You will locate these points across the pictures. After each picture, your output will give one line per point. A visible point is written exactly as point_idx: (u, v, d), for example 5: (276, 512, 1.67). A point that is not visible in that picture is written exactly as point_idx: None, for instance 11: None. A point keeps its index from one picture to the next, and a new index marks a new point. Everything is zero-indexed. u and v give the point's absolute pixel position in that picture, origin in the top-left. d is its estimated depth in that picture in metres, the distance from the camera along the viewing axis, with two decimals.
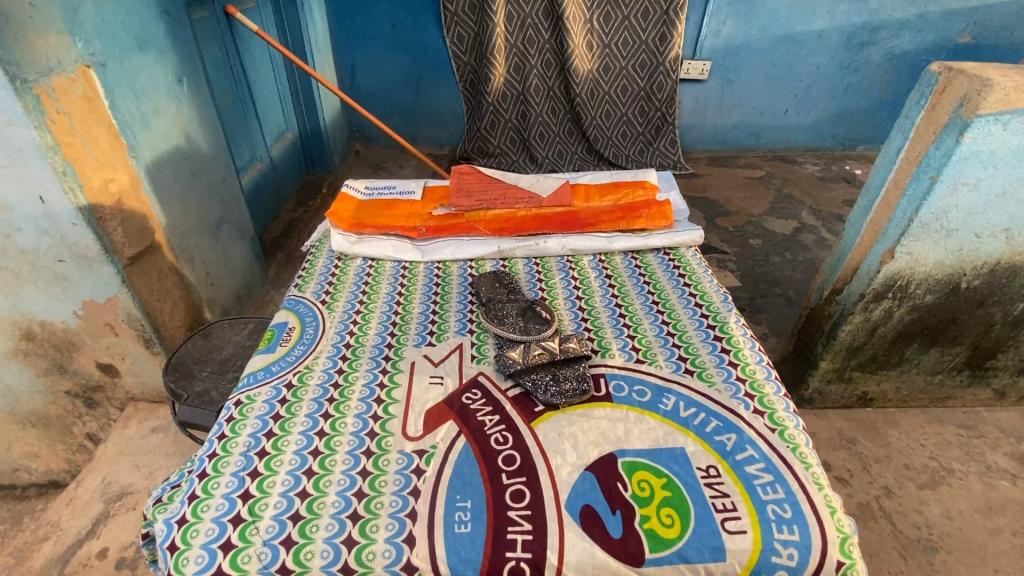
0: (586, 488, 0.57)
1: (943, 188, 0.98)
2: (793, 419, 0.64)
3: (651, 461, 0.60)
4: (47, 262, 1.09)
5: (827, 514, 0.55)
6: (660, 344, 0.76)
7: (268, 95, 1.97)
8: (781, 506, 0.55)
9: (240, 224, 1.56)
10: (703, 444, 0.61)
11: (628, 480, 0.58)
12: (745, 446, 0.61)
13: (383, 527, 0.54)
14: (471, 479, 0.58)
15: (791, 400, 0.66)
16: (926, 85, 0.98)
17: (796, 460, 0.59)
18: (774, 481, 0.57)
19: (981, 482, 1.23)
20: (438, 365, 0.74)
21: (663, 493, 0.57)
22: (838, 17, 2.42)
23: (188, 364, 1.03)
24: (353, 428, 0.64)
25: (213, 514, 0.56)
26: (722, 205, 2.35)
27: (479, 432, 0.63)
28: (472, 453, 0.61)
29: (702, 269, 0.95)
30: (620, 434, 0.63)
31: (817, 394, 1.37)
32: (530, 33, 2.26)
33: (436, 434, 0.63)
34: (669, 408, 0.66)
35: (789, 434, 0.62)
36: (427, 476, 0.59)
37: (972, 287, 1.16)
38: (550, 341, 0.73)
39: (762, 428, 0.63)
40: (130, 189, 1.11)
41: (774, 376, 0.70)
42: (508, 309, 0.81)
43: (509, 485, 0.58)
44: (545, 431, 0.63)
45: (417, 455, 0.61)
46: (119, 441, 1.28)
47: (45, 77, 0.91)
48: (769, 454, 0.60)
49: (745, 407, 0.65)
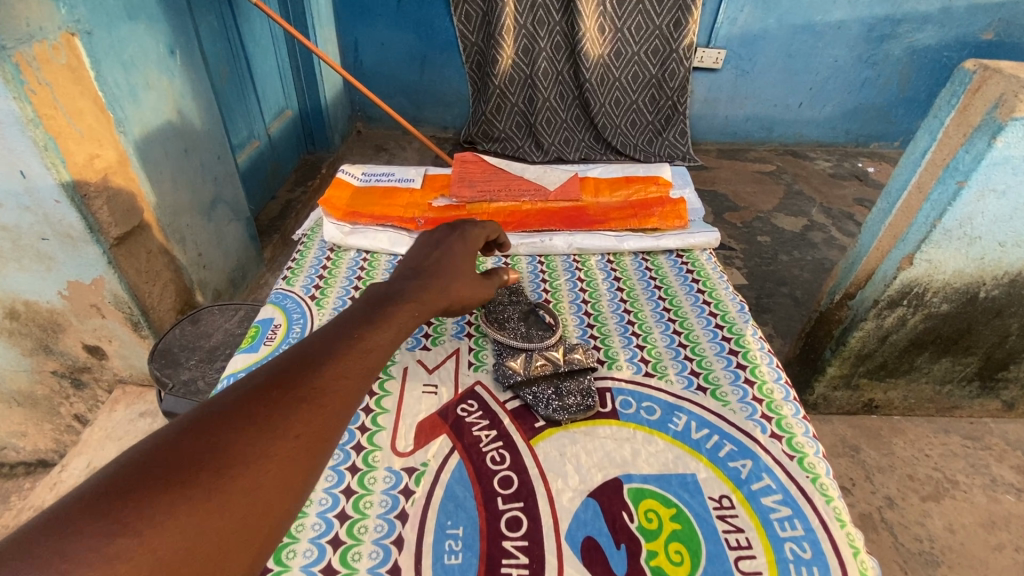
0: (589, 517, 0.54)
1: (969, 194, 0.93)
2: (813, 446, 0.60)
3: (659, 489, 0.56)
4: (29, 240, 1.04)
5: (850, 556, 0.51)
6: (671, 356, 0.72)
7: (266, 69, 1.90)
8: (799, 544, 0.52)
9: (235, 205, 1.51)
10: (716, 471, 0.57)
11: (634, 510, 0.54)
12: (760, 475, 0.57)
13: (366, 555, 0.51)
14: (465, 503, 0.55)
15: (811, 424, 0.62)
16: (958, 84, 0.93)
17: (816, 493, 0.55)
18: (792, 515, 0.54)
19: (985, 495, 1.20)
20: (432, 372, 0.70)
21: (672, 526, 0.53)
22: (859, 7, 2.34)
23: (175, 351, 0.99)
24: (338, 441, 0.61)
25: None
26: (731, 199, 2.30)
27: (474, 449, 0.60)
28: (466, 474, 0.57)
29: (717, 273, 0.90)
30: (627, 457, 0.59)
31: (821, 400, 1.33)
32: (540, 14, 2.18)
33: (427, 450, 0.60)
34: (680, 428, 0.62)
35: (810, 463, 0.58)
36: (416, 498, 0.55)
37: (990, 297, 1.11)
38: (554, 351, 0.69)
39: (780, 454, 0.59)
40: (118, 166, 1.06)
41: (793, 396, 0.66)
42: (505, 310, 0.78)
43: (504, 512, 0.54)
44: (545, 450, 0.60)
45: (406, 473, 0.58)
46: (105, 425, 1.25)
47: (25, 45, 0.86)
48: (788, 484, 0.56)
49: (762, 430, 0.61)
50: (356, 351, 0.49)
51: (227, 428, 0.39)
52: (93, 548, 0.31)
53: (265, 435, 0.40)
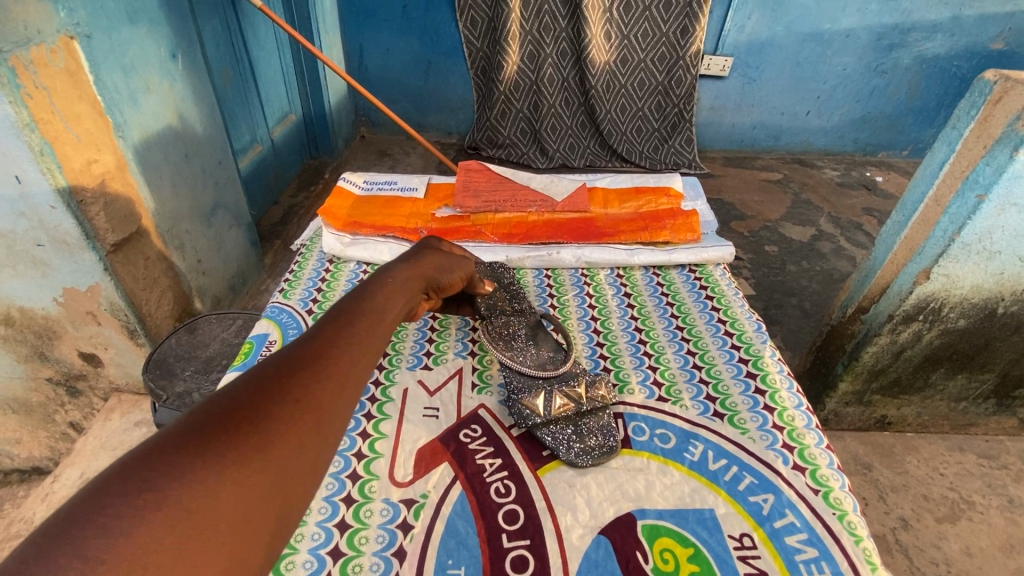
0: (600, 557, 0.51)
1: (989, 208, 0.91)
2: (839, 479, 0.57)
3: (676, 526, 0.53)
4: (25, 246, 1.02)
5: None
6: (686, 378, 0.69)
7: (270, 74, 1.88)
8: None
9: (236, 211, 1.49)
10: (736, 507, 0.54)
11: (648, 550, 0.51)
12: (784, 511, 0.54)
13: None
14: (468, 540, 0.52)
15: (835, 454, 0.59)
16: (978, 95, 0.90)
17: (844, 533, 0.52)
18: (819, 557, 0.50)
19: (1002, 517, 1.16)
20: (433, 395, 0.67)
21: (689, 568, 0.50)
22: (868, 16, 2.32)
23: (170, 361, 0.97)
24: (332, 469, 0.58)
25: None
26: (738, 208, 2.27)
27: (478, 479, 0.57)
28: (470, 508, 0.55)
29: (731, 290, 0.87)
30: (640, 490, 0.56)
31: (833, 415, 1.30)
32: (546, 20, 2.17)
33: (428, 480, 0.57)
34: (697, 458, 0.59)
35: (835, 498, 0.55)
36: (415, 533, 0.52)
37: (1009, 313, 1.08)
38: (574, 385, 0.65)
39: (804, 489, 0.56)
40: (116, 171, 1.04)
41: (815, 424, 0.63)
42: (500, 319, 0.74)
43: (509, 549, 0.51)
44: (552, 482, 0.57)
45: (404, 505, 0.55)
46: (100, 434, 1.23)
47: (22, 47, 0.84)
48: (814, 522, 0.53)
49: (783, 462, 0.58)
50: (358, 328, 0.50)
51: (243, 399, 0.39)
52: (125, 502, 0.30)
53: (279, 403, 0.40)
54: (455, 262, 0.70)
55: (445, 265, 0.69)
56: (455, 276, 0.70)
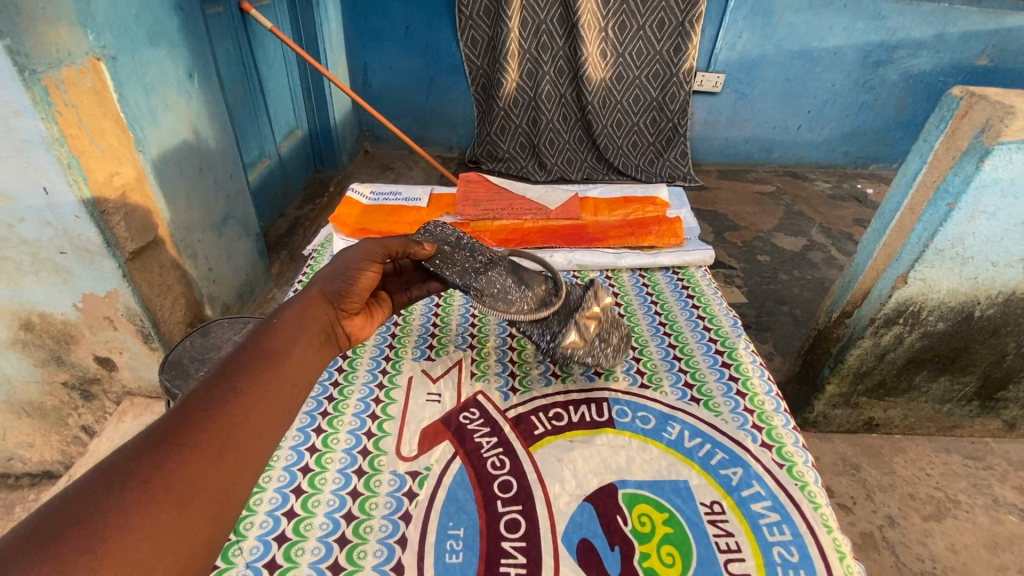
0: (584, 520, 0.56)
1: (960, 215, 0.96)
2: (802, 455, 0.62)
3: (653, 495, 0.58)
4: (48, 254, 1.07)
5: (836, 560, 0.52)
6: (666, 368, 0.74)
7: (278, 91, 1.96)
8: (787, 549, 0.53)
9: (245, 221, 1.55)
10: (708, 478, 0.59)
11: (627, 514, 0.56)
12: (751, 482, 0.59)
13: (371, 553, 0.53)
14: (465, 505, 0.57)
15: (801, 434, 0.64)
16: (946, 109, 0.96)
17: (804, 500, 0.57)
18: (780, 521, 0.55)
19: (987, 515, 1.20)
20: (435, 382, 0.73)
21: (664, 530, 0.55)
22: (855, 35, 2.40)
23: (185, 362, 1.02)
24: (346, 445, 0.64)
25: (257, 532, 0.55)
26: (732, 219, 2.33)
27: (476, 454, 0.62)
28: (467, 478, 0.60)
29: (712, 290, 0.93)
30: (622, 464, 0.61)
31: (822, 418, 1.34)
32: (544, 40, 2.26)
33: (430, 455, 0.62)
34: (674, 437, 0.64)
35: (798, 471, 0.60)
36: (419, 500, 0.57)
37: (985, 316, 1.13)
38: (590, 304, 0.72)
39: (771, 463, 0.61)
40: (135, 183, 1.11)
41: (784, 408, 0.68)
42: (480, 278, 0.73)
43: (502, 514, 0.56)
44: (543, 457, 0.62)
45: (410, 476, 0.60)
46: (113, 436, 1.27)
47: (54, 69, 0.90)
48: (777, 491, 0.58)
49: (753, 439, 0.63)
50: (238, 393, 0.51)
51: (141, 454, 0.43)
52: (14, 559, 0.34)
53: (148, 472, 0.41)
54: (349, 260, 0.68)
55: (343, 268, 0.67)
56: (360, 276, 0.67)
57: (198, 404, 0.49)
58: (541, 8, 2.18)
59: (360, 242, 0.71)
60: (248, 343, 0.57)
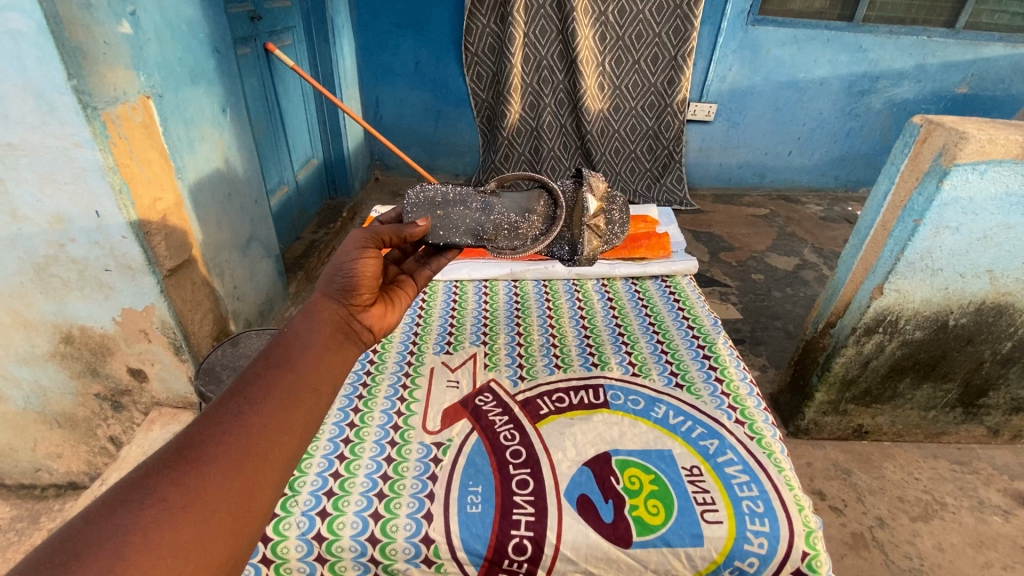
0: (584, 480, 0.78)
1: (926, 230, 1.05)
2: (771, 431, 0.85)
3: (642, 460, 0.80)
4: (94, 271, 1.17)
5: (795, 512, 0.74)
6: (654, 360, 1.00)
7: (298, 123, 2.11)
8: (755, 502, 0.75)
9: (266, 243, 1.66)
10: (688, 447, 0.82)
11: (620, 475, 0.78)
12: (726, 450, 0.82)
13: (405, 505, 0.74)
14: (482, 468, 0.79)
15: (769, 414, 0.88)
16: (909, 136, 1.07)
17: (771, 464, 0.80)
18: (749, 480, 0.78)
19: (972, 516, 1.25)
20: (454, 371, 0.98)
21: (651, 487, 0.77)
22: (839, 67, 2.55)
23: (217, 369, 1.11)
24: (370, 453, 0.81)
25: (297, 533, 0.71)
26: (726, 240, 2.43)
27: (490, 428, 0.85)
28: (483, 447, 0.82)
29: (697, 296, 1.22)
30: (616, 436, 0.84)
31: (813, 425, 1.41)
32: (545, 74, 2.42)
33: (451, 430, 0.85)
34: (661, 415, 0.88)
35: (767, 442, 0.83)
36: (444, 463, 0.80)
37: (960, 325, 1.21)
38: (589, 201, 1.01)
39: (743, 436, 0.84)
40: (175, 208, 1.21)
41: (755, 392, 0.92)
42: (488, 226, 0.93)
43: (514, 474, 0.78)
44: (548, 430, 0.85)
45: (435, 446, 0.82)
46: (142, 443, 1.35)
47: (111, 106, 1.02)
48: (747, 458, 0.81)
49: (728, 416, 0.87)
50: (252, 403, 0.53)
51: (154, 469, 0.46)
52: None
53: (161, 490, 0.45)
54: (347, 256, 0.71)
55: (341, 264, 0.71)
56: (361, 273, 0.71)
57: (214, 416, 0.52)
58: (542, 45, 2.35)
59: (352, 233, 0.75)
60: (263, 353, 0.60)
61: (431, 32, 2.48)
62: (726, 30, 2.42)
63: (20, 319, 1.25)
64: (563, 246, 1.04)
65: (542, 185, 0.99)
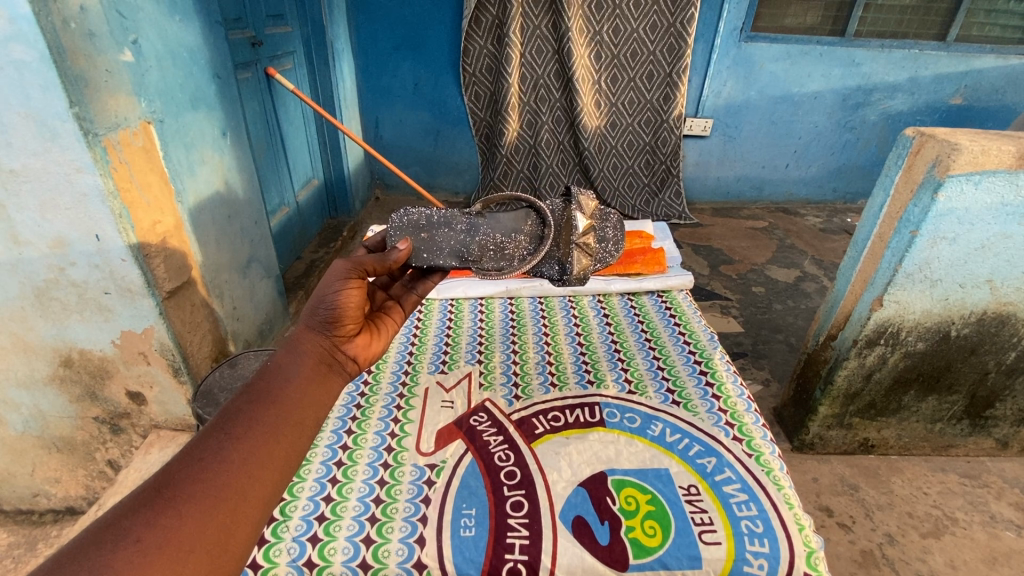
0: (579, 501, 0.77)
1: (923, 241, 1.05)
2: (769, 447, 0.84)
3: (638, 480, 0.80)
4: (94, 294, 1.17)
5: (795, 532, 0.73)
6: (652, 377, 0.99)
7: (298, 145, 2.13)
8: (754, 522, 0.74)
9: (266, 264, 1.67)
10: (685, 465, 0.81)
11: (617, 496, 0.77)
12: (723, 468, 0.81)
13: (397, 529, 0.73)
14: (476, 491, 0.78)
15: (767, 431, 0.87)
16: (902, 148, 1.07)
17: (770, 482, 0.79)
18: (748, 500, 0.77)
19: (984, 532, 1.22)
20: (449, 392, 0.97)
21: (648, 507, 0.76)
22: (832, 80, 2.57)
23: (215, 391, 1.11)
24: (363, 476, 0.80)
25: (287, 560, 0.70)
26: (726, 254, 2.43)
27: (484, 449, 0.84)
28: (478, 468, 0.81)
29: (692, 311, 1.22)
30: (612, 455, 0.83)
31: (818, 440, 1.39)
32: (542, 92, 2.46)
33: (445, 451, 0.84)
34: (656, 433, 0.87)
35: (765, 459, 0.82)
36: (437, 486, 0.79)
37: (962, 335, 1.20)
38: (577, 221, 1.02)
39: (741, 453, 0.83)
40: (174, 230, 1.22)
41: (753, 409, 0.92)
42: (473, 247, 0.93)
43: (509, 496, 0.77)
44: (543, 450, 0.84)
45: (429, 468, 0.82)
46: (141, 466, 1.34)
47: (113, 132, 1.03)
48: (745, 475, 0.80)
49: (725, 433, 0.87)
50: (234, 439, 0.55)
51: (130, 509, 0.47)
52: None
53: (136, 530, 0.46)
54: (331, 290, 0.70)
55: (323, 296, 0.70)
56: (345, 305, 0.70)
57: (194, 454, 0.53)
58: (538, 64, 2.40)
59: (334, 263, 0.72)
60: (244, 389, 0.61)
61: (429, 53, 2.52)
62: (720, 46, 2.46)
63: (20, 343, 1.25)
64: (551, 265, 1.04)
65: (528, 204, 1.00)
